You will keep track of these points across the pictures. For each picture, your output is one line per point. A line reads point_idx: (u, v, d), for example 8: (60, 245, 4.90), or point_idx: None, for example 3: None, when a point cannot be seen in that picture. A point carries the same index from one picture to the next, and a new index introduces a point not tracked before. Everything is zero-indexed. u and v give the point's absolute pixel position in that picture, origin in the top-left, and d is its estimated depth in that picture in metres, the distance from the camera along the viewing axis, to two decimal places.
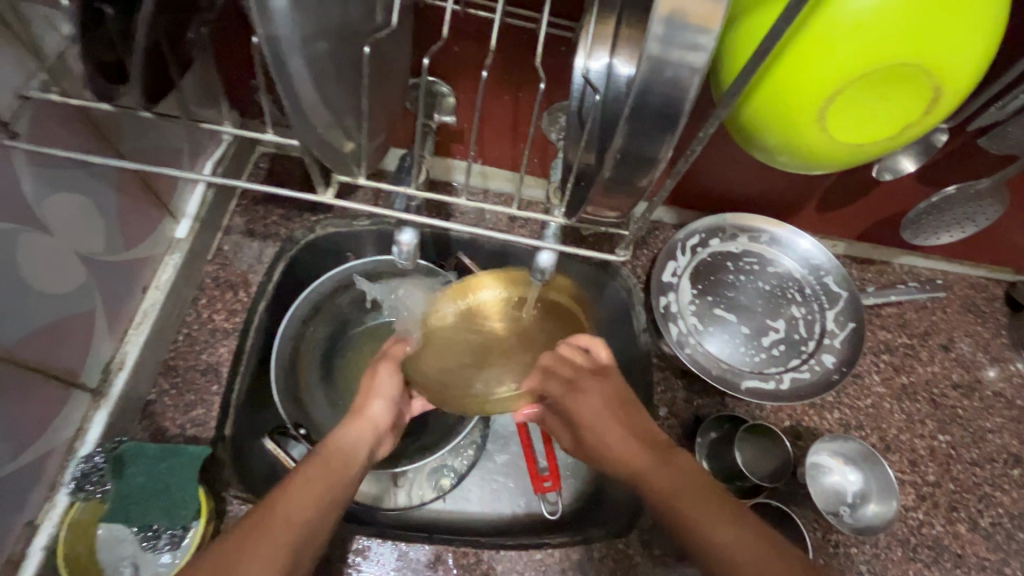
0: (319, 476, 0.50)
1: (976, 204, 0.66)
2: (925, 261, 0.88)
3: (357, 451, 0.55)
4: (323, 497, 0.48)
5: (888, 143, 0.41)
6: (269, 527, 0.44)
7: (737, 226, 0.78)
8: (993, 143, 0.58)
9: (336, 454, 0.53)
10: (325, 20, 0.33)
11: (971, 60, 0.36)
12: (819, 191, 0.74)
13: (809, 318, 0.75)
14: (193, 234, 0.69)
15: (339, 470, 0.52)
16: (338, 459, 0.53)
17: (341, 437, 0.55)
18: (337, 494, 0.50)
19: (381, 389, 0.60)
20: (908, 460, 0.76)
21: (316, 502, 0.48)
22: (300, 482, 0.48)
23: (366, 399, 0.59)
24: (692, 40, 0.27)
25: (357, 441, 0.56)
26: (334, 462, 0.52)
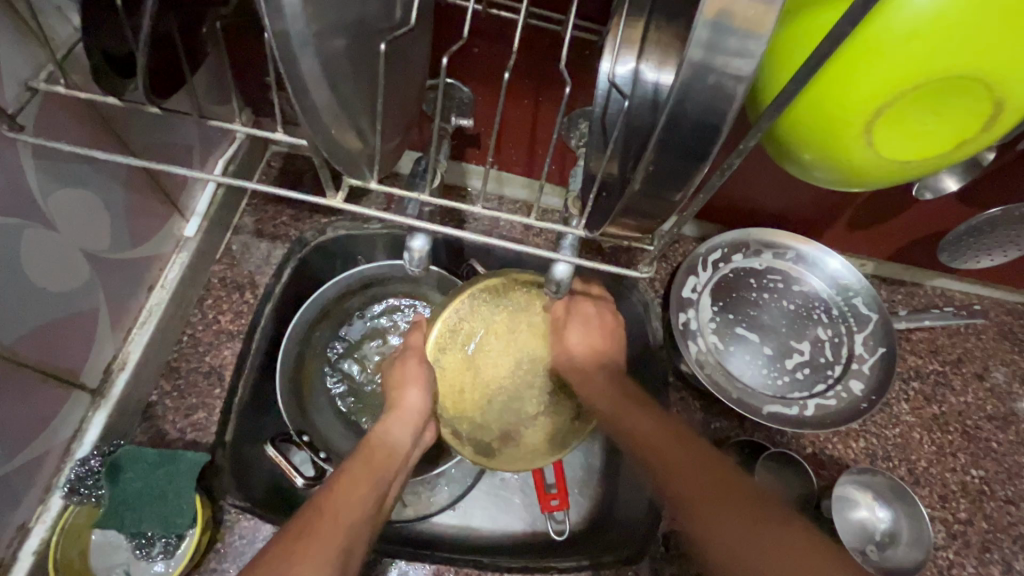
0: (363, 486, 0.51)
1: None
2: (959, 284, 0.84)
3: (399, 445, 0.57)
4: (367, 501, 0.51)
5: (939, 160, 0.38)
6: (319, 531, 0.46)
7: (762, 241, 0.74)
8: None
9: (379, 451, 0.55)
10: (339, 15, 0.31)
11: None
12: (851, 208, 0.71)
13: (836, 341, 0.71)
14: (202, 233, 0.68)
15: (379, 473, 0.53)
16: (379, 458, 0.55)
17: (385, 430, 0.57)
18: (375, 496, 0.52)
19: (409, 378, 0.58)
20: (939, 495, 0.72)
21: (366, 501, 0.50)
22: (346, 482, 0.51)
23: (402, 388, 0.58)
24: (737, 45, 0.24)
25: (401, 435, 0.57)
26: (376, 463, 0.54)
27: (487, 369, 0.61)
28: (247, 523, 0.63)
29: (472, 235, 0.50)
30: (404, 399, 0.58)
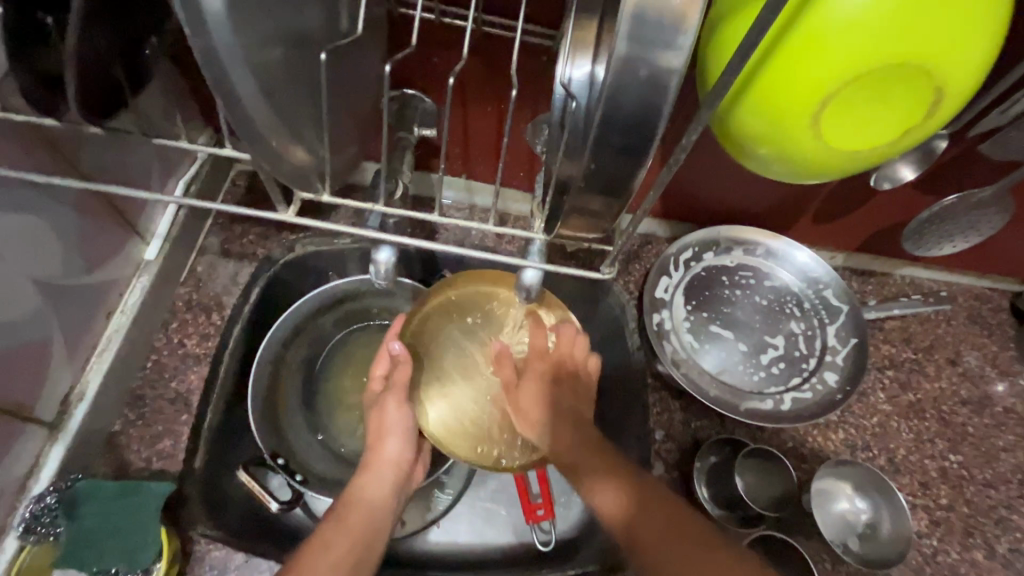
0: (342, 535, 0.49)
1: (987, 209, 0.62)
2: (927, 272, 0.85)
3: (381, 499, 0.55)
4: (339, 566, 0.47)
5: (887, 149, 0.39)
6: None
7: (732, 238, 0.75)
8: (996, 151, 0.55)
9: (355, 507, 0.52)
10: (273, 25, 0.31)
11: (970, 65, 0.34)
12: (817, 201, 0.72)
13: (809, 334, 0.72)
14: (164, 255, 0.66)
15: (363, 526, 0.51)
16: (354, 513, 0.52)
17: (361, 486, 0.55)
18: (361, 558, 0.49)
19: (393, 428, 0.56)
20: (919, 482, 0.72)
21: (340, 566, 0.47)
22: (315, 545, 0.48)
23: (378, 439, 0.57)
24: (662, 39, 0.25)
25: (380, 491, 0.55)
26: (355, 524, 0.51)
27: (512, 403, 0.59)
28: (218, 553, 0.62)
29: (421, 241, 0.48)
30: (382, 450, 0.56)
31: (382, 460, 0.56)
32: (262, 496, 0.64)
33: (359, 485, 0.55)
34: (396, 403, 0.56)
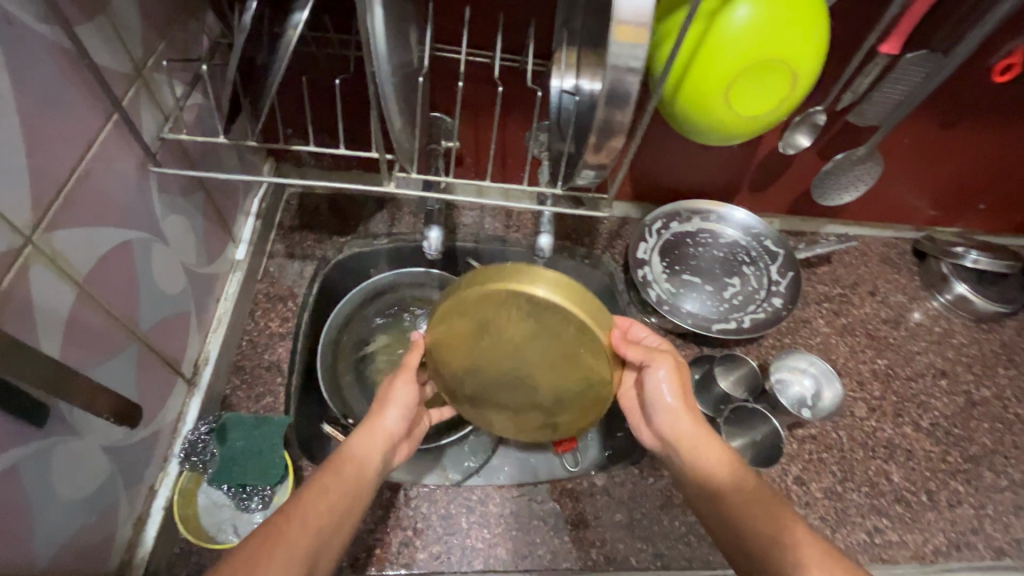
0: (338, 486, 0.57)
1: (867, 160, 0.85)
2: (843, 227, 1.10)
3: (373, 459, 0.61)
4: (330, 512, 0.55)
5: (773, 117, 0.61)
6: (284, 539, 0.51)
7: (690, 210, 0.97)
8: (858, 119, 0.78)
9: (351, 463, 0.59)
10: (398, 61, 0.51)
11: (809, 62, 0.57)
12: (749, 174, 0.95)
13: (758, 274, 0.93)
14: (249, 256, 0.84)
15: (353, 483, 0.58)
16: (347, 465, 0.59)
17: (355, 446, 0.61)
18: (349, 507, 0.57)
19: (395, 400, 0.64)
20: (857, 381, 0.93)
21: (329, 512, 0.55)
22: (315, 491, 0.56)
23: (382, 407, 0.64)
24: (633, 53, 0.43)
25: (369, 452, 0.61)
26: (347, 476, 0.58)
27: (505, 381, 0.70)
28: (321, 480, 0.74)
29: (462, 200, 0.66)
30: (379, 420, 0.63)
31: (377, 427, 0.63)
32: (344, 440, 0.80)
33: (352, 442, 0.61)
34: (403, 379, 0.65)
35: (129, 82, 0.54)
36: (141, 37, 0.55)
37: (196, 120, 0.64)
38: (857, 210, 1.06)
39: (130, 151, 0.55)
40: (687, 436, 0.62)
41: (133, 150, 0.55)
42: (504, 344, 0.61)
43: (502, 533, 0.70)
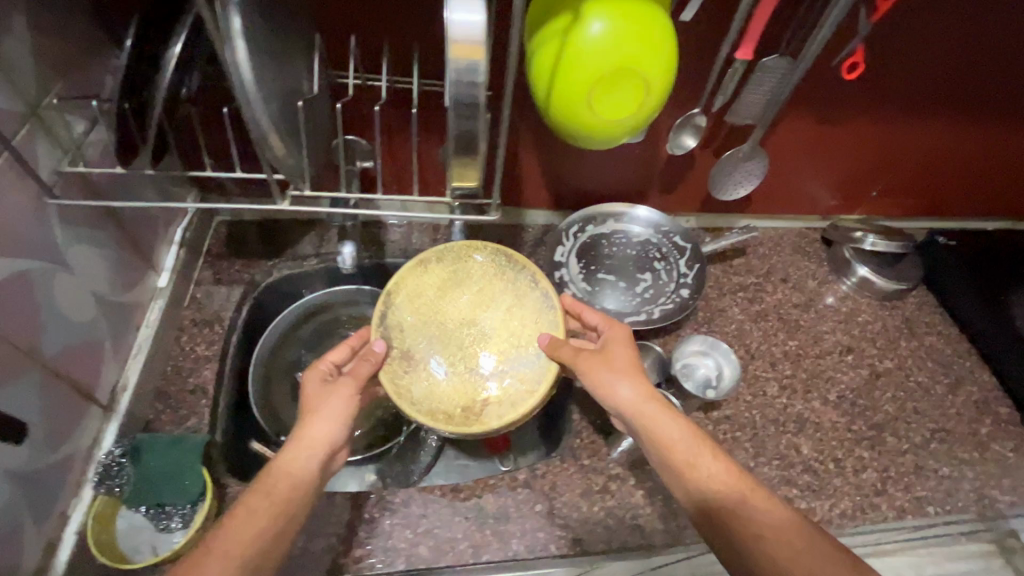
0: (269, 503, 0.59)
1: (751, 157, 0.92)
2: (755, 221, 1.17)
3: (307, 473, 0.63)
4: (264, 527, 0.58)
5: (638, 121, 0.67)
6: (208, 561, 0.54)
7: (605, 213, 1.02)
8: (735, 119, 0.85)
9: (282, 481, 0.61)
10: (273, 90, 0.55)
11: (658, 69, 0.63)
12: (656, 176, 1.01)
13: (668, 268, 0.98)
14: (172, 282, 0.86)
15: (283, 497, 0.60)
16: (277, 484, 0.61)
17: (289, 461, 0.62)
18: (281, 523, 0.59)
19: (327, 414, 0.66)
20: (769, 362, 0.99)
21: (262, 528, 0.58)
22: (243, 512, 0.58)
23: (314, 419, 0.65)
24: (470, 68, 0.48)
25: (303, 464, 0.63)
26: (275, 492, 0.60)
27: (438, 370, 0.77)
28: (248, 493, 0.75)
29: (360, 211, 0.70)
30: (309, 432, 0.64)
31: (301, 441, 0.64)
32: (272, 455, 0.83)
33: (284, 455, 0.63)
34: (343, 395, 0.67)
35: (21, 122, 0.57)
36: (32, 79, 0.58)
37: (101, 154, 0.67)
38: (765, 204, 1.13)
39: (25, 187, 0.57)
40: (653, 417, 0.67)
41: (28, 185, 0.58)
42: (466, 305, 0.80)
43: (425, 531, 0.73)
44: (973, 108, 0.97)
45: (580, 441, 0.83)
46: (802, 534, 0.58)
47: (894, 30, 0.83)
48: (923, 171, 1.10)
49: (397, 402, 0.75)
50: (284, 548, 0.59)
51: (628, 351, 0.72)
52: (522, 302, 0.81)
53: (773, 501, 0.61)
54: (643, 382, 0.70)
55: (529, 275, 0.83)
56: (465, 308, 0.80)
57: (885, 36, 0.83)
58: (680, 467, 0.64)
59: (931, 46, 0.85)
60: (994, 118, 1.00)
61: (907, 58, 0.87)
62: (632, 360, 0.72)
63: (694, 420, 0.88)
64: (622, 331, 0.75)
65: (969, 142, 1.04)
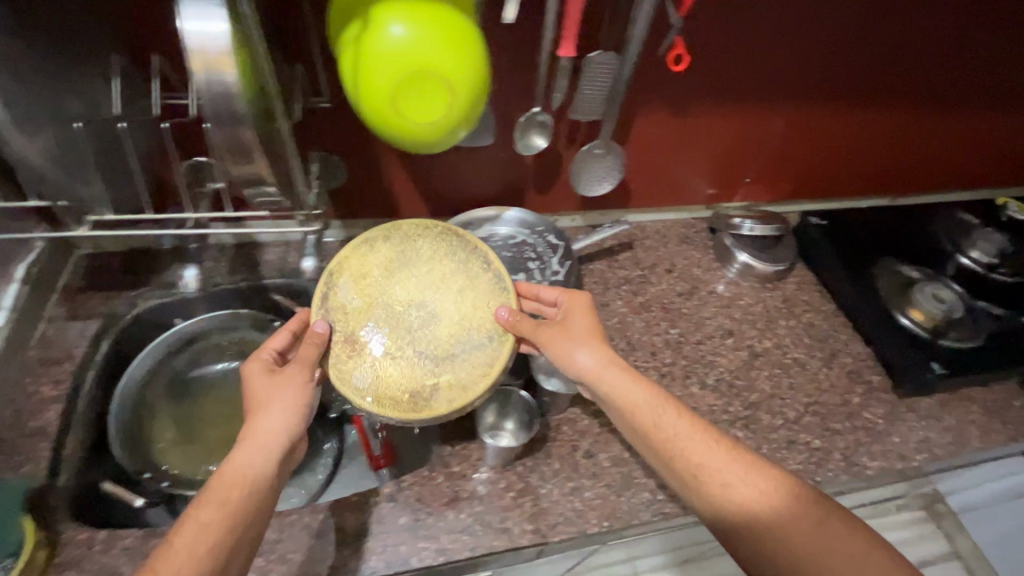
0: (223, 502, 0.59)
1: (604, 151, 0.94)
2: (642, 215, 1.20)
3: (250, 473, 0.61)
4: (218, 526, 0.57)
5: (455, 125, 0.68)
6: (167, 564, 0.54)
7: (480, 217, 1.03)
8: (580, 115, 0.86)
9: (229, 477, 0.60)
10: None
11: (456, 69, 0.63)
12: (527, 177, 1.02)
13: (541, 267, 0.99)
14: (11, 323, 0.83)
15: (239, 494, 0.60)
16: (232, 487, 0.60)
17: (239, 460, 0.62)
18: (236, 521, 0.58)
19: (275, 404, 0.66)
20: (650, 352, 1.00)
21: (220, 525, 0.57)
22: (194, 523, 0.57)
23: (263, 411, 0.66)
24: (219, 79, 0.48)
25: (255, 461, 0.63)
26: (235, 486, 0.60)
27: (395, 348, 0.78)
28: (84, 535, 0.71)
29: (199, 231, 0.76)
30: (256, 427, 0.65)
31: (254, 435, 0.64)
32: (127, 494, 0.82)
33: (232, 456, 0.63)
34: (293, 384, 0.68)
35: None
36: None
37: None
38: (646, 197, 1.16)
39: None
40: (629, 385, 0.71)
41: None
42: (418, 284, 0.81)
43: (278, 558, 0.71)
44: (814, 92, 1.02)
45: (453, 448, 0.83)
46: (805, 505, 0.61)
47: (716, 21, 0.86)
48: (785, 156, 1.14)
49: (341, 390, 0.75)
50: (243, 549, 0.58)
51: (584, 321, 0.77)
52: (476, 285, 0.81)
53: (752, 461, 0.64)
54: (605, 354, 0.74)
55: (482, 256, 0.84)
56: (413, 289, 0.81)
57: (708, 28, 0.87)
58: (653, 433, 0.67)
59: (754, 35, 0.89)
60: (838, 100, 1.05)
61: (737, 47, 0.91)
62: (594, 334, 0.76)
63: (570, 416, 0.88)
64: (579, 300, 0.80)
65: (821, 126, 1.09)
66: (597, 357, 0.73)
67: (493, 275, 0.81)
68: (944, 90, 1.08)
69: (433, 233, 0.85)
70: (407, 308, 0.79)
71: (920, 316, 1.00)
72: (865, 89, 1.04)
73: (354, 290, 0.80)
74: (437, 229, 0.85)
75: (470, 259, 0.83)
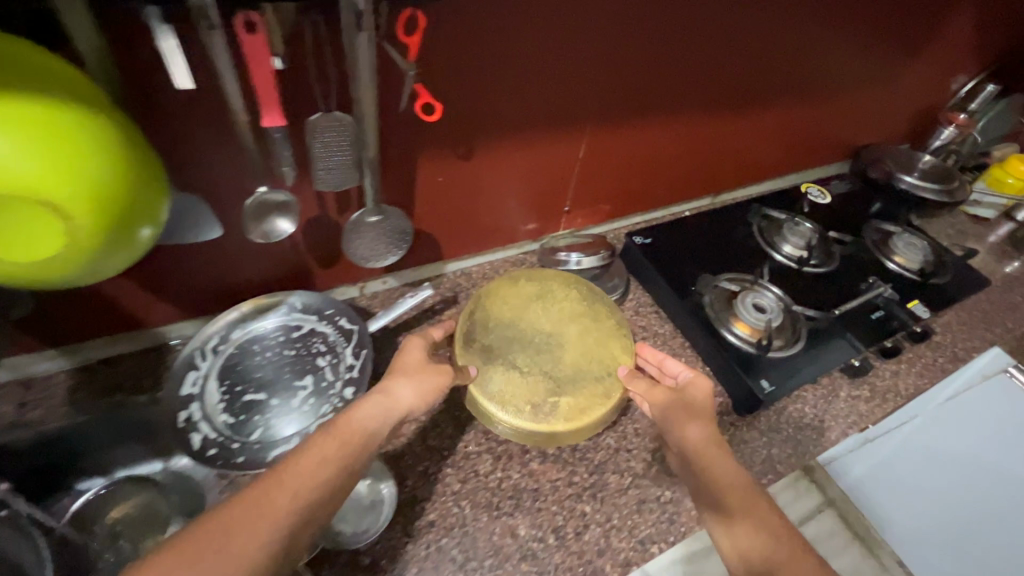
0: (341, 452, 0.63)
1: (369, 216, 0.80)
2: (470, 261, 1.09)
3: (373, 431, 0.67)
4: (323, 480, 0.59)
5: (77, 259, 0.49)
6: (263, 517, 0.54)
7: (256, 309, 0.82)
8: (323, 179, 0.68)
9: (353, 428, 0.66)
10: None
11: (22, 173, 0.42)
12: (304, 253, 0.85)
13: (334, 362, 0.81)
14: None
15: (353, 450, 0.64)
16: (354, 436, 0.65)
17: (359, 416, 0.67)
18: (339, 484, 0.61)
19: (407, 381, 0.73)
20: (482, 431, 0.87)
21: (317, 482, 0.59)
22: (315, 458, 0.61)
23: (397, 382, 0.73)
24: None
25: (374, 420, 0.68)
26: (353, 441, 0.65)
27: (518, 381, 0.85)
28: None
29: None
30: (396, 393, 0.72)
31: (391, 392, 0.71)
32: None
33: (360, 405, 0.69)
34: (428, 370, 0.77)
35: None
36: None
37: None
38: (468, 244, 1.05)
39: None
40: (715, 465, 0.68)
41: None
42: (550, 317, 0.93)
43: None
44: (616, 114, 0.95)
45: None
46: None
47: (480, 57, 0.73)
48: (594, 182, 1.08)
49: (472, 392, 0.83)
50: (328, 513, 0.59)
51: (702, 398, 0.76)
52: (601, 328, 0.93)
53: (797, 548, 0.61)
54: (704, 426, 0.73)
55: (605, 308, 0.96)
56: (547, 321, 0.93)
57: (473, 65, 0.73)
58: (727, 510, 0.65)
59: (531, 66, 0.78)
60: (641, 119, 0.99)
61: (516, 80, 0.79)
62: (697, 413, 0.74)
63: (391, 544, 0.74)
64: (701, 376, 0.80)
65: (622, 148, 1.03)
66: (707, 435, 0.71)
67: (619, 323, 0.94)
68: (740, 95, 1.06)
69: (555, 279, 1.00)
70: (533, 337, 0.89)
71: (745, 331, 0.98)
72: (665, 104, 0.98)
73: (491, 314, 0.92)
74: (562, 278, 1.01)
75: (591, 306, 0.95)
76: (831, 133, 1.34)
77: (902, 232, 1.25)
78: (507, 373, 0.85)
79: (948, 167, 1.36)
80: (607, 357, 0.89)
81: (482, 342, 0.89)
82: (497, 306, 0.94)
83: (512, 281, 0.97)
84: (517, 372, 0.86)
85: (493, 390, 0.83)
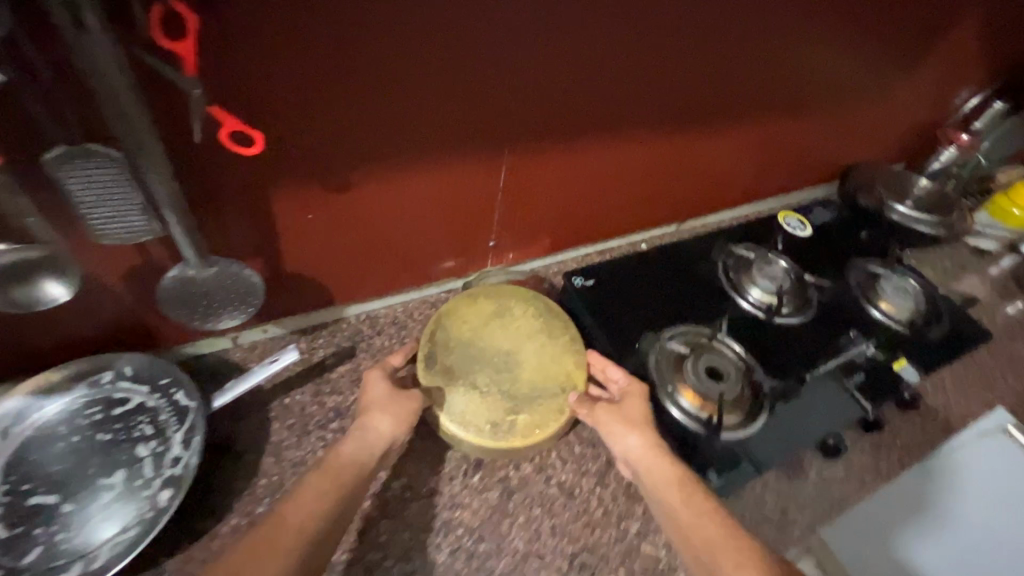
0: (331, 483, 0.64)
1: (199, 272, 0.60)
2: (377, 302, 0.92)
3: (363, 461, 0.68)
4: (321, 512, 0.61)
5: None
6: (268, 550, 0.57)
7: (68, 376, 0.66)
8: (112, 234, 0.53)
9: (342, 461, 0.67)
10: None
11: None
12: (136, 306, 0.68)
13: (157, 452, 0.64)
14: None
15: (344, 480, 0.65)
16: (344, 470, 0.66)
17: (346, 451, 0.67)
18: (338, 513, 0.62)
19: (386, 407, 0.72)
20: (357, 532, 0.72)
21: (315, 513, 0.61)
22: (309, 492, 0.62)
23: (375, 413, 0.72)
24: None
25: (358, 451, 0.68)
26: (338, 474, 0.65)
27: (474, 400, 0.78)
28: None
29: None
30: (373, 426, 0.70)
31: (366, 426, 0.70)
32: None
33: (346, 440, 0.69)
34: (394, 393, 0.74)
35: None
36: None
37: None
38: (370, 285, 0.87)
39: None
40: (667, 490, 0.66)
41: None
42: (508, 334, 0.84)
43: None
44: (541, 132, 0.76)
45: None
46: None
47: (327, 69, 0.55)
48: (525, 212, 0.90)
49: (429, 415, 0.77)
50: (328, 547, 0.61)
51: (641, 407, 0.74)
52: (555, 338, 0.85)
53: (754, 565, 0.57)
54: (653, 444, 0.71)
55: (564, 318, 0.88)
56: (505, 336, 0.85)
57: (321, 80, 0.56)
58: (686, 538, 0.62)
59: (405, 79, 0.60)
60: (577, 141, 0.81)
61: (390, 99, 0.61)
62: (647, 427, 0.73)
63: None
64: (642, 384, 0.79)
65: (556, 172, 0.84)
66: (646, 444, 0.71)
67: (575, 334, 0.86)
68: (701, 113, 0.88)
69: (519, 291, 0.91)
70: (488, 354, 0.82)
71: (693, 402, 0.81)
72: (606, 126, 0.81)
73: (452, 334, 0.83)
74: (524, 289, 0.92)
75: (551, 319, 0.87)
76: (817, 152, 1.15)
77: (891, 274, 1.07)
78: (466, 395, 0.79)
79: (947, 195, 1.19)
80: (565, 370, 0.82)
81: (438, 362, 0.81)
82: (458, 319, 0.86)
83: (472, 295, 0.89)
84: (462, 390, 0.79)
85: (451, 412, 0.77)
